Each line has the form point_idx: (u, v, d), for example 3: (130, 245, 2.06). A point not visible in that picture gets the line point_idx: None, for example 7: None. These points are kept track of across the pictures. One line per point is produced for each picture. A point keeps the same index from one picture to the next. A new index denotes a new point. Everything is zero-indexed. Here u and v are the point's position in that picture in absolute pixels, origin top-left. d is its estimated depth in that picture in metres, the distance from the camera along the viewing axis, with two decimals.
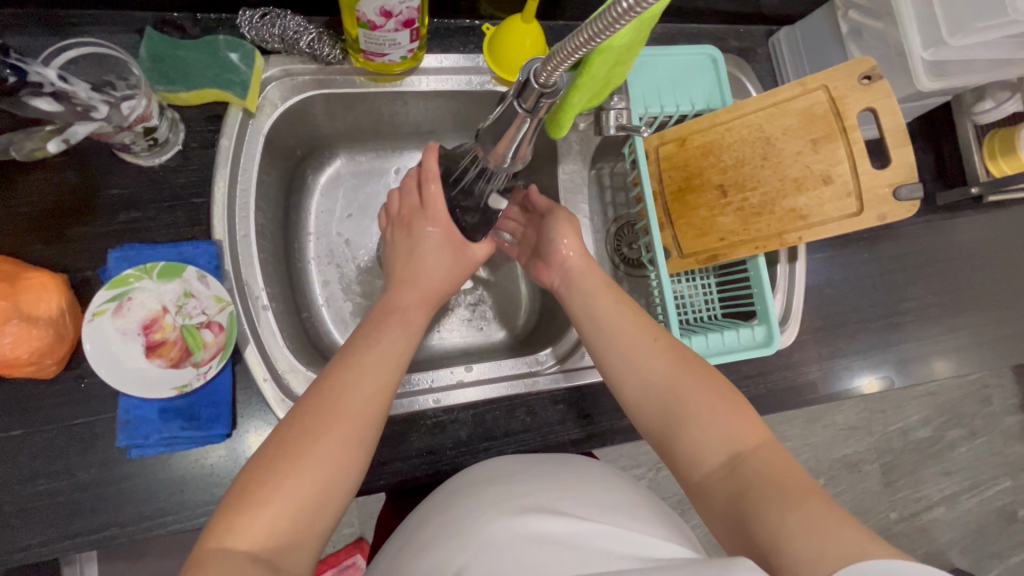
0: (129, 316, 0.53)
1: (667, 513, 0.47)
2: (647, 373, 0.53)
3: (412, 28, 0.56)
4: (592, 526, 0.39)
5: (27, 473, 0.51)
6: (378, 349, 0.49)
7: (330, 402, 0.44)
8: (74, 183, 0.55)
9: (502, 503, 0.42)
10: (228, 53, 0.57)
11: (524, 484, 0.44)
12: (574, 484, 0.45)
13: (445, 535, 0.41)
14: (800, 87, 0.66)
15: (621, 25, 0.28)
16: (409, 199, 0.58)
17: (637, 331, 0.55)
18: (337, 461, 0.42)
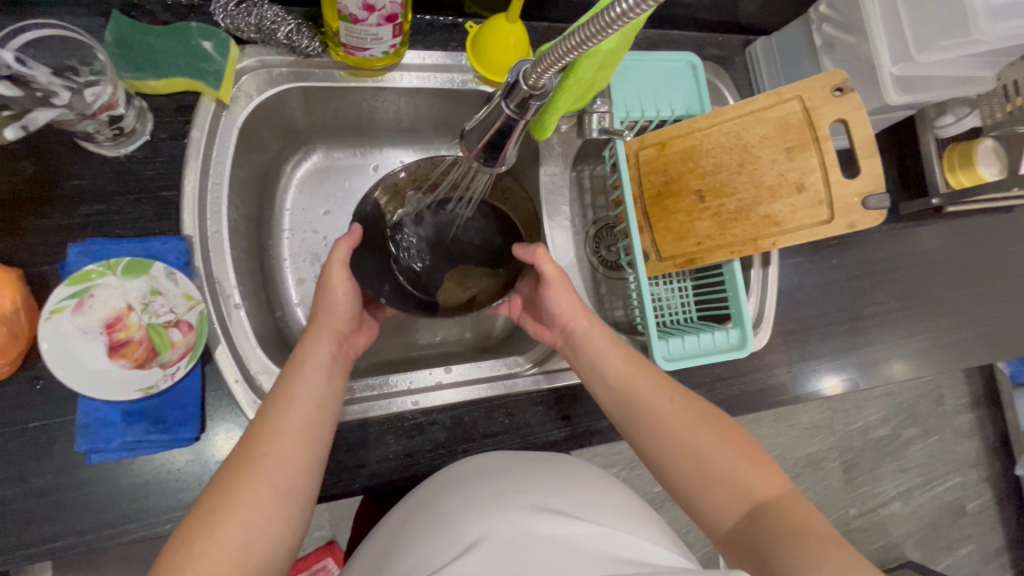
0: (91, 315, 0.50)
1: (653, 516, 0.47)
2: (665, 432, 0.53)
3: (394, 24, 0.55)
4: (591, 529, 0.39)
5: None
6: (298, 401, 0.49)
7: (249, 462, 0.44)
8: (31, 173, 0.52)
9: (493, 499, 0.42)
10: (201, 42, 0.55)
11: (510, 483, 0.44)
12: (560, 486, 0.45)
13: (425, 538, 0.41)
14: (776, 97, 0.68)
15: (617, 29, 0.28)
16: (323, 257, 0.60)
17: (651, 390, 0.55)
18: (259, 526, 0.41)
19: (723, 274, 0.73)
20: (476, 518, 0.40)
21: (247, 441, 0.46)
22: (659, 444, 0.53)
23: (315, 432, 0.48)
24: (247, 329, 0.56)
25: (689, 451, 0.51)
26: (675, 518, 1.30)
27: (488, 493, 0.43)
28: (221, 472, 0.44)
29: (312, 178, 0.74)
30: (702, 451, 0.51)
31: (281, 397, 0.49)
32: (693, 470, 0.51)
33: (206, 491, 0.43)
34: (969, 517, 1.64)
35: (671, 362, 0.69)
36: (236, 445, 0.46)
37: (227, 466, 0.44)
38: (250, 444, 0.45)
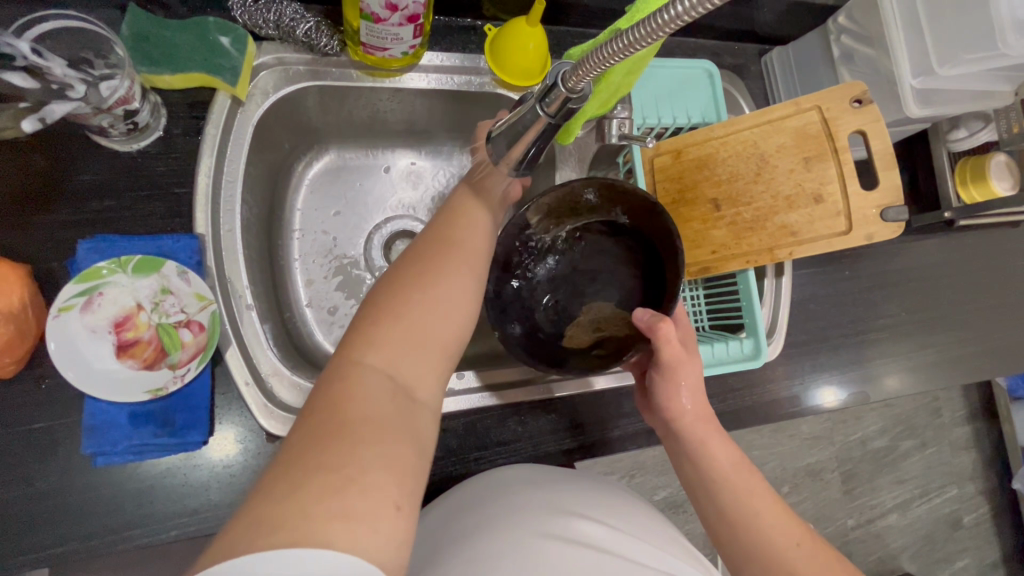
0: (99, 313, 0.49)
1: (656, 521, 0.56)
2: (770, 561, 0.51)
3: (416, 24, 0.55)
4: (619, 534, 0.50)
5: None
6: (464, 226, 0.48)
7: (427, 262, 0.43)
8: (41, 166, 0.51)
9: (551, 514, 0.49)
10: (218, 37, 0.54)
11: (563, 491, 0.52)
12: (596, 494, 0.54)
13: (477, 541, 0.46)
14: (794, 107, 0.68)
15: (669, 31, 0.27)
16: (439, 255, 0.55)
17: (762, 511, 0.52)
18: (440, 310, 0.41)
19: (736, 283, 0.72)
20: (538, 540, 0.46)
21: (425, 246, 0.45)
22: (757, 569, 0.51)
23: (478, 251, 0.48)
24: (259, 331, 0.54)
25: None
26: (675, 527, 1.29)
27: (540, 502, 0.49)
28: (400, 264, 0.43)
29: (324, 180, 0.72)
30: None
31: (448, 217, 0.49)
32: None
33: (385, 279, 0.42)
34: (966, 530, 1.64)
35: None
36: (417, 238, 0.47)
37: (374, 310, 0.39)
38: (405, 296, 0.40)
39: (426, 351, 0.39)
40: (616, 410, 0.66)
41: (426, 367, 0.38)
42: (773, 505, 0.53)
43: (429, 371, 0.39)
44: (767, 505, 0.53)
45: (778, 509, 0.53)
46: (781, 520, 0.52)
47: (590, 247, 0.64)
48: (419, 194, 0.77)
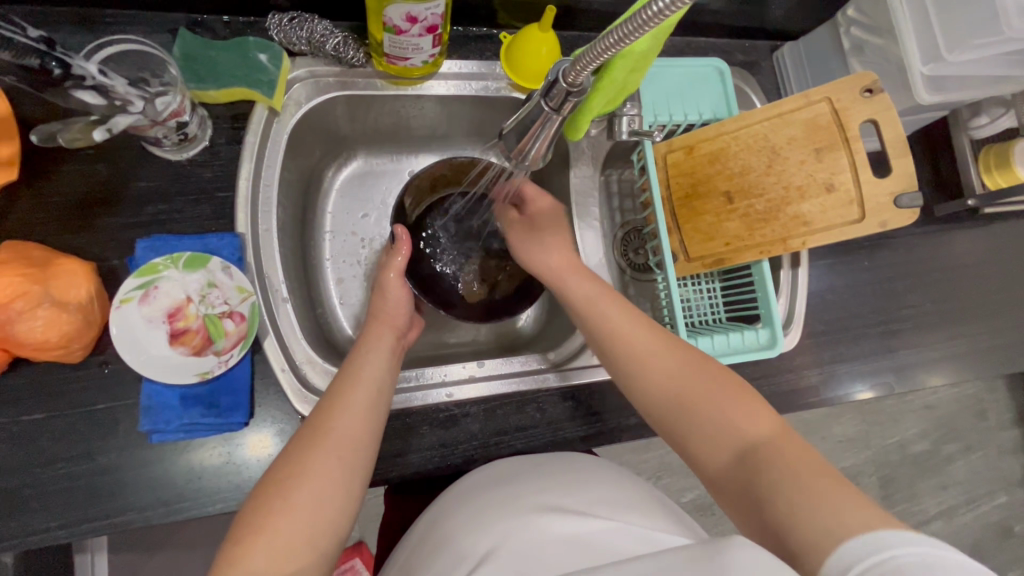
0: (154, 305, 0.54)
1: (663, 513, 0.48)
2: (660, 385, 0.53)
3: (434, 34, 0.59)
4: (598, 519, 0.42)
5: (48, 457, 0.52)
6: (363, 382, 0.53)
7: (319, 437, 0.47)
8: (103, 175, 0.57)
9: (503, 505, 0.45)
10: (258, 54, 0.60)
11: (519, 485, 0.48)
12: (574, 484, 0.48)
13: (456, 538, 0.45)
14: (804, 99, 0.69)
15: (655, 24, 0.30)
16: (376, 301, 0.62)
17: (643, 339, 0.56)
18: (334, 460, 0.46)
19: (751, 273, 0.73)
20: (487, 527, 0.43)
21: (320, 415, 0.50)
22: (658, 399, 0.53)
23: (380, 404, 0.52)
24: (293, 321, 0.60)
25: (676, 396, 0.52)
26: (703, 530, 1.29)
27: (514, 494, 0.47)
28: (296, 438, 0.49)
29: (354, 184, 0.78)
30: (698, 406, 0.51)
31: (345, 374, 0.54)
32: (693, 423, 0.51)
33: (281, 457, 0.47)
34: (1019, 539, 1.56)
35: None
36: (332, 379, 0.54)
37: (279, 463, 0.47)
38: (305, 446, 0.47)
39: (322, 495, 0.45)
40: None
41: (323, 515, 0.44)
42: (654, 334, 0.56)
43: (325, 520, 0.44)
44: (650, 334, 0.56)
45: (660, 336, 0.56)
46: (656, 341, 0.56)
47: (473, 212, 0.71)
48: None
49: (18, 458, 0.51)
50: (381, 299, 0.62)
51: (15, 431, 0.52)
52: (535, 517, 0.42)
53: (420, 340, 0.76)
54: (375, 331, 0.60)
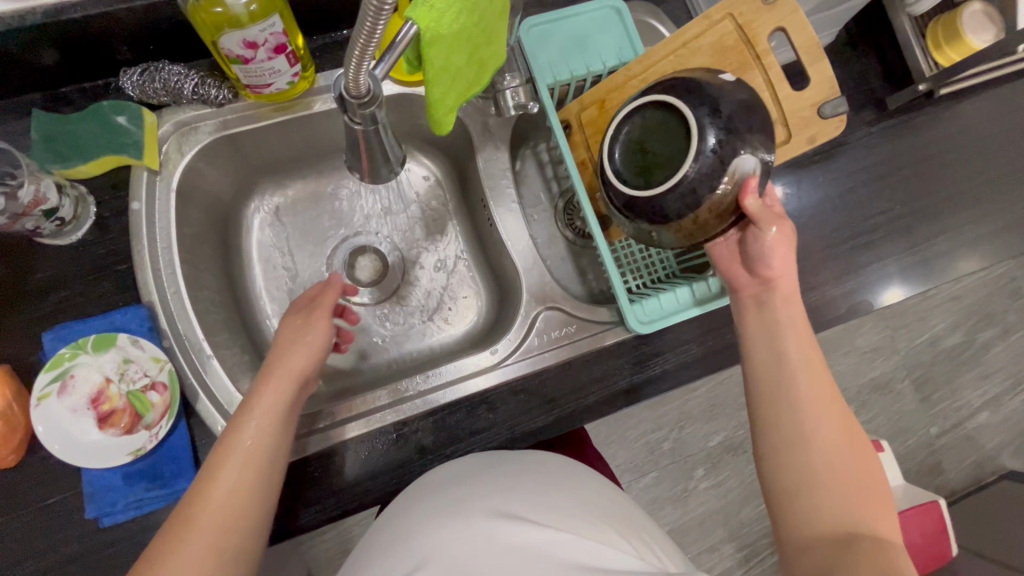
0: (75, 393, 0.54)
1: (626, 518, 0.50)
2: (798, 447, 0.48)
3: (286, 53, 0.56)
4: (540, 531, 0.44)
5: (15, 557, 0.53)
6: (249, 459, 0.46)
7: (177, 544, 0.42)
8: (4, 275, 0.57)
9: (461, 508, 0.47)
10: (115, 117, 0.58)
11: (479, 485, 0.49)
12: (532, 484, 0.49)
13: (402, 536, 0.46)
14: (706, 21, 0.63)
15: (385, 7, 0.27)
16: (289, 326, 0.56)
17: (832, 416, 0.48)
18: (198, 565, 0.41)
19: None
20: (445, 528, 0.45)
21: (188, 505, 0.44)
22: (773, 444, 0.49)
23: (264, 481, 0.47)
24: (224, 380, 0.59)
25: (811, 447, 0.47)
26: (736, 471, 1.28)
27: (472, 497, 0.48)
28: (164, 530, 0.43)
29: (270, 221, 0.76)
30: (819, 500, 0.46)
31: (228, 448, 0.47)
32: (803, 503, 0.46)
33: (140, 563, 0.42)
34: None
35: (647, 324, 0.64)
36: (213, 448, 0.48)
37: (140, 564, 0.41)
38: (167, 541, 0.42)
39: None
40: (588, 376, 0.66)
41: None
42: (844, 425, 0.48)
43: None
44: (832, 422, 0.48)
45: (846, 424, 0.48)
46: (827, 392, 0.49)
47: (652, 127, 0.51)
48: (360, 209, 0.79)
49: None
50: (287, 342, 0.54)
51: None
52: (491, 523, 0.44)
53: (372, 360, 0.75)
54: (275, 389, 0.51)
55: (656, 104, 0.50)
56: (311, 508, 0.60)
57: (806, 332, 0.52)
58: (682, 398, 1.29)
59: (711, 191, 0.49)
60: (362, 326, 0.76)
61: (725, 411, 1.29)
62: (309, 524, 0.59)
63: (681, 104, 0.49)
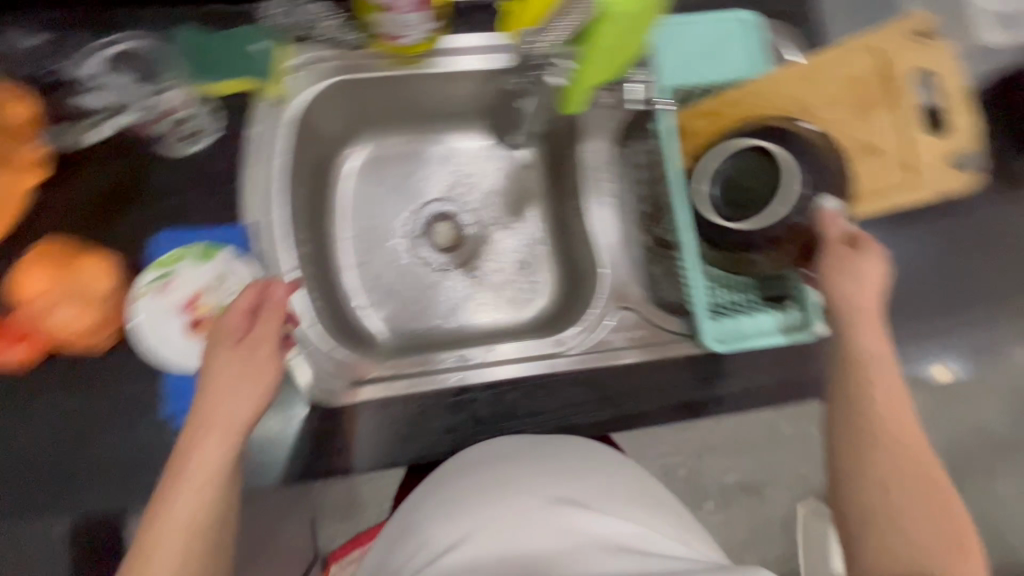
0: (172, 294, 0.56)
1: (674, 519, 0.48)
2: (866, 482, 0.49)
3: (427, 8, 0.56)
4: (587, 512, 0.42)
5: (86, 436, 0.56)
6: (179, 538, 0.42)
7: None
8: (124, 173, 0.60)
9: (500, 486, 0.46)
10: (253, 44, 0.61)
11: (518, 465, 0.49)
12: (574, 468, 0.48)
13: (438, 513, 0.45)
14: (848, 49, 0.62)
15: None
16: (222, 367, 0.47)
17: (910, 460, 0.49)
18: None
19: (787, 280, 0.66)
20: (486, 503, 0.44)
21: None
22: (846, 480, 0.50)
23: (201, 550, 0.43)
24: (308, 309, 0.63)
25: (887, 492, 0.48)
26: (750, 513, 1.25)
27: (515, 477, 0.46)
28: None
29: (364, 170, 0.78)
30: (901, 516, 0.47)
31: (162, 525, 0.42)
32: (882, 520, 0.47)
33: None
34: None
35: (722, 343, 0.64)
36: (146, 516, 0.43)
37: None
38: None
39: None
40: (647, 383, 0.66)
41: None
42: (914, 464, 0.49)
43: None
44: (898, 461, 0.49)
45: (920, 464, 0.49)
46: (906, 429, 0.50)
47: (738, 164, 0.62)
48: (446, 180, 0.80)
49: (61, 438, 0.56)
50: (220, 389, 0.46)
51: (56, 415, 0.56)
52: (532, 503, 0.43)
53: (435, 324, 0.77)
54: (215, 444, 0.44)
55: (745, 150, 0.61)
56: (362, 452, 0.61)
57: (890, 365, 0.52)
58: (709, 429, 1.26)
59: (794, 226, 0.57)
60: (430, 289, 0.78)
61: None
62: (356, 468, 0.61)
63: (770, 147, 0.59)
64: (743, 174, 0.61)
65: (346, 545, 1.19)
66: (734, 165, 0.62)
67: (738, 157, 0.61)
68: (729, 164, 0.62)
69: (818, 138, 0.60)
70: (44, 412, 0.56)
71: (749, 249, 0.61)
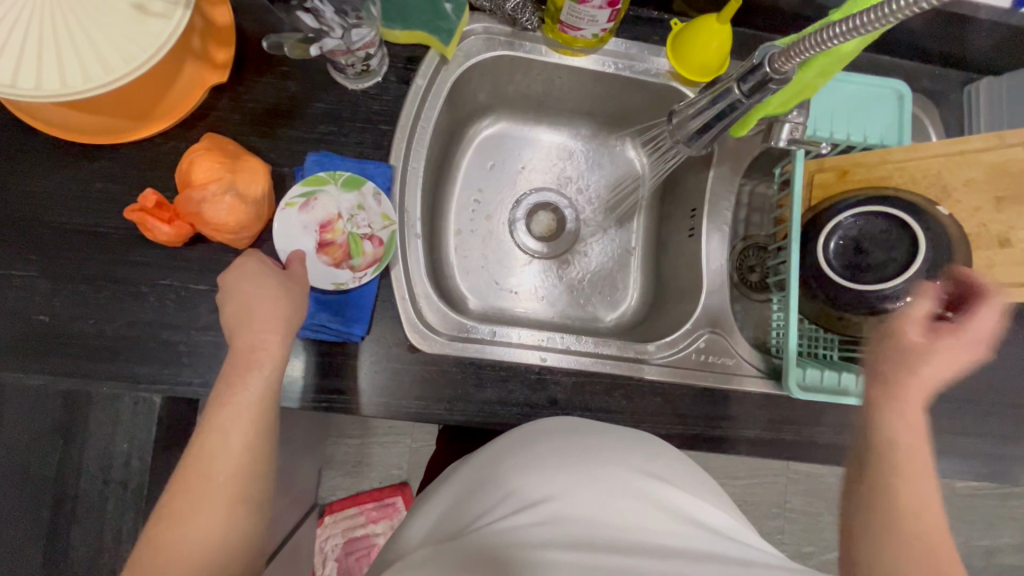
0: (312, 213, 0.60)
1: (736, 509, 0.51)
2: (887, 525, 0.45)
3: (613, 9, 0.60)
4: (678, 490, 0.46)
5: (203, 322, 0.60)
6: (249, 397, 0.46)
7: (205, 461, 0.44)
8: (292, 91, 0.63)
9: (596, 455, 0.47)
10: (444, 3, 0.63)
11: (608, 439, 0.50)
12: (659, 452, 0.51)
13: (533, 465, 0.46)
14: (997, 140, 0.63)
15: (908, 14, 0.31)
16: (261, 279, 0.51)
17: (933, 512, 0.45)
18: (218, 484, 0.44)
19: None
20: (590, 467, 0.45)
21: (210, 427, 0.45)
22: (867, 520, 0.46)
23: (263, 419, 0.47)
24: (420, 257, 0.65)
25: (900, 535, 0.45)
26: None
27: (603, 450, 0.48)
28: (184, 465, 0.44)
29: (489, 144, 0.81)
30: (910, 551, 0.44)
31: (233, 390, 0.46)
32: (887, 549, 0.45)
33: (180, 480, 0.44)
34: None
35: (807, 391, 0.64)
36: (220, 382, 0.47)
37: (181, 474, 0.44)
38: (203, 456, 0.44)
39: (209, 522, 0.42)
40: (719, 410, 0.67)
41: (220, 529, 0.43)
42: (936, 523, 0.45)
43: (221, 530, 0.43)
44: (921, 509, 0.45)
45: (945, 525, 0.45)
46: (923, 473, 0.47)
47: (865, 228, 0.61)
48: (557, 174, 0.82)
49: (182, 317, 0.60)
50: (267, 291, 0.50)
51: (182, 295, 0.60)
52: (633, 476, 0.45)
53: (520, 304, 0.79)
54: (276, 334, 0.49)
55: (878, 216, 0.61)
56: (439, 404, 0.63)
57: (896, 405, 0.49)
58: (722, 480, 1.25)
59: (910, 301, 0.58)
60: (523, 272, 0.80)
61: (754, 512, 1.25)
62: (429, 419, 0.63)
63: (905, 217, 0.59)
64: (868, 238, 0.61)
65: (350, 496, 1.22)
66: (861, 228, 0.61)
67: (866, 222, 0.61)
68: (857, 224, 0.61)
69: (952, 222, 0.60)
70: (173, 290, 0.60)
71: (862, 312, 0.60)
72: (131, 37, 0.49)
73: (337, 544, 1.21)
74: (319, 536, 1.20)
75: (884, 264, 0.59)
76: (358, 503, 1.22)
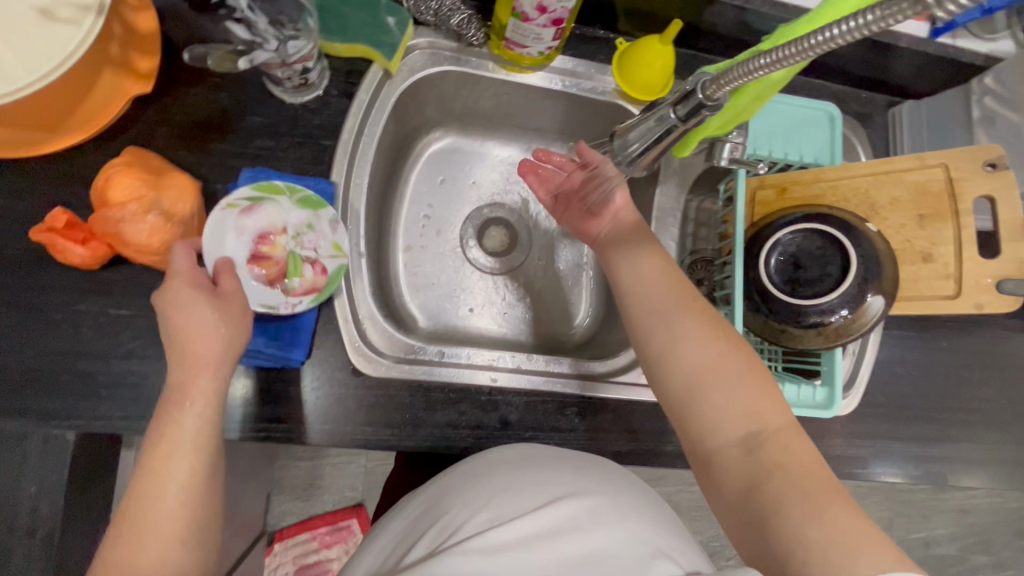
0: (252, 219, 0.56)
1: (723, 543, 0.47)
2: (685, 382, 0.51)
3: (558, 27, 0.60)
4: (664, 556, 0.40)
5: (124, 350, 0.55)
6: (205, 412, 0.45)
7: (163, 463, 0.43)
8: (224, 104, 0.60)
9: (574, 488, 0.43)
10: (387, 17, 0.62)
11: (594, 477, 0.46)
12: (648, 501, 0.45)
13: (502, 496, 0.43)
14: (918, 161, 0.67)
15: (827, 50, 0.31)
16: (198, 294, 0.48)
17: (720, 359, 0.51)
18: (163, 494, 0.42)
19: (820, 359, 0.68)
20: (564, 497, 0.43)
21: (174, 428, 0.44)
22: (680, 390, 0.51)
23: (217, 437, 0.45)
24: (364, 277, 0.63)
25: (690, 383, 0.51)
26: None
27: (584, 485, 0.44)
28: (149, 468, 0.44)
29: (438, 158, 0.79)
30: (725, 435, 0.48)
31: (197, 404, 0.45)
32: (723, 436, 0.48)
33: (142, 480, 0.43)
34: None
35: None
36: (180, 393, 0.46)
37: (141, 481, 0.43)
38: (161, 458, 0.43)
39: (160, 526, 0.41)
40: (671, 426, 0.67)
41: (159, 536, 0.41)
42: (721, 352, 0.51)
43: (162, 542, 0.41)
44: (708, 349, 0.51)
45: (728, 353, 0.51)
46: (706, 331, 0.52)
47: (803, 244, 0.63)
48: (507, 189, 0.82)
49: (99, 346, 0.55)
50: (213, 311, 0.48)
51: (101, 322, 0.55)
52: (606, 524, 0.40)
53: (472, 321, 0.77)
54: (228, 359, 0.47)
55: (814, 232, 0.63)
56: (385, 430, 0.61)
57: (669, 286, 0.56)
58: (677, 487, 1.27)
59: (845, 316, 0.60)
60: (475, 289, 0.79)
61: (709, 517, 1.27)
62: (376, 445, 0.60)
63: (839, 235, 0.61)
64: (805, 254, 0.63)
65: (300, 522, 1.16)
66: (799, 243, 0.63)
67: (803, 238, 0.63)
68: (795, 241, 0.63)
69: (880, 238, 0.63)
70: (89, 316, 0.55)
71: (802, 326, 0.61)
72: (35, 45, 0.45)
73: (287, 573, 1.14)
74: (269, 566, 1.13)
75: (820, 280, 0.61)
76: (309, 528, 1.16)
